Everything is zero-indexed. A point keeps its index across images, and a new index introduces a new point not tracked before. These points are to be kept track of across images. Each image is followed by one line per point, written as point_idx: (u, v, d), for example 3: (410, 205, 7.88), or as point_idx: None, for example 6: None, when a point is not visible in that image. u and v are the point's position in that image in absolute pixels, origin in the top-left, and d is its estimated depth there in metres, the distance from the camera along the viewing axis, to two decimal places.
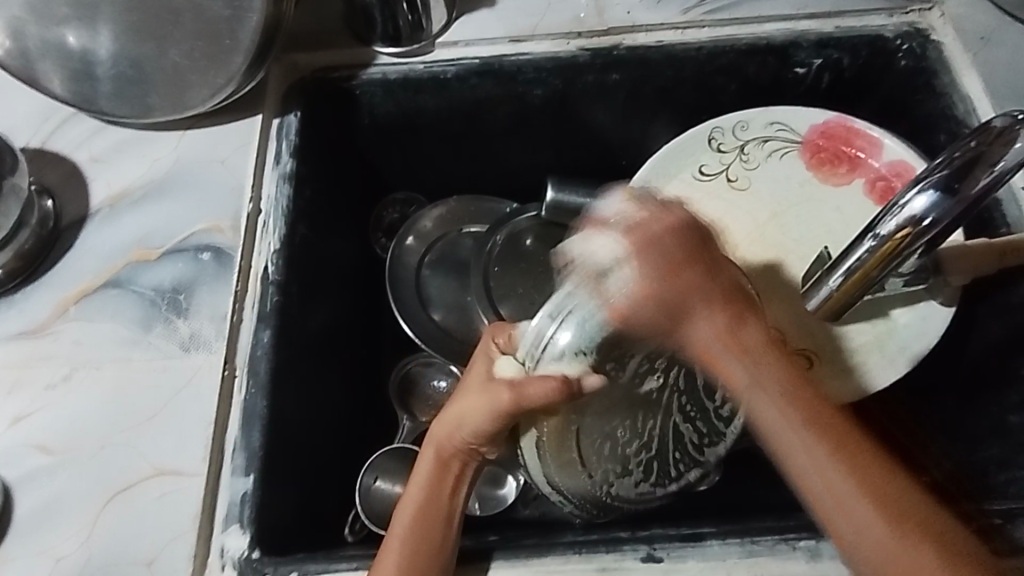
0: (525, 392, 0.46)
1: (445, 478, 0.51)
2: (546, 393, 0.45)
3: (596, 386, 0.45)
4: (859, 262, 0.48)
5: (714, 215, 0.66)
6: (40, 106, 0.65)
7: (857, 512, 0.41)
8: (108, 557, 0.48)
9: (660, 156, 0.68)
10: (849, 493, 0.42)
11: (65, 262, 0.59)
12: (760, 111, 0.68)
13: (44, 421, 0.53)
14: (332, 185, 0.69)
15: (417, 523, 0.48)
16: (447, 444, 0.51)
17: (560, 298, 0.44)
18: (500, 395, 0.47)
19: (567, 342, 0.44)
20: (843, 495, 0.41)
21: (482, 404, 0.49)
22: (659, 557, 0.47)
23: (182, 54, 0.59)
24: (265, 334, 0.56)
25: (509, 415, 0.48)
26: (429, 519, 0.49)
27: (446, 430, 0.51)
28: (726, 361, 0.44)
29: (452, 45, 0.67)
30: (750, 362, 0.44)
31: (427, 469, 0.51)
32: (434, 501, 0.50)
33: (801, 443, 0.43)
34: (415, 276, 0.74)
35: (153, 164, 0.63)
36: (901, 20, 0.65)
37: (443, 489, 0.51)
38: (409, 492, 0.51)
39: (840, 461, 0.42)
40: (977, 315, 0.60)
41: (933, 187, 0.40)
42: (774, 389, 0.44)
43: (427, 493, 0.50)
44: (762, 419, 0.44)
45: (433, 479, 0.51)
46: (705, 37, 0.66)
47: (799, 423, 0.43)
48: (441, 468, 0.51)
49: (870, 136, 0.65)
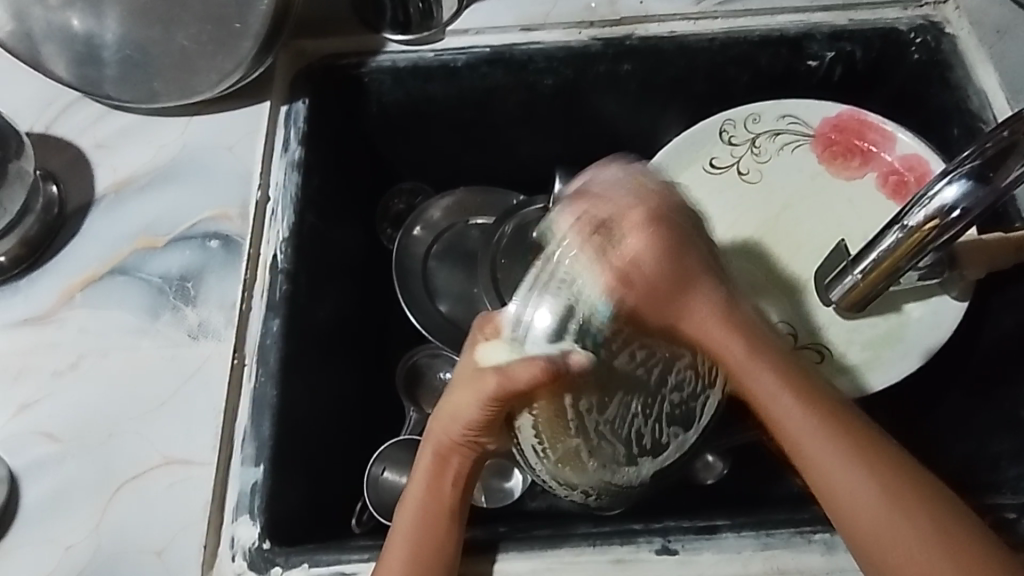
0: (510, 376, 0.42)
1: (445, 473, 0.48)
2: (529, 380, 0.42)
3: (584, 365, 0.42)
4: (887, 251, 0.48)
5: (727, 208, 0.66)
6: (44, 91, 0.64)
7: (852, 472, 0.44)
8: (117, 546, 0.48)
9: (674, 148, 0.67)
10: (843, 466, 0.44)
11: (68, 249, 0.58)
12: (772, 103, 0.67)
13: (49, 410, 0.52)
14: (340, 174, 0.68)
15: (420, 520, 0.47)
16: (442, 436, 0.48)
17: (532, 276, 0.43)
18: (486, 383, 0.43)
19: (550, 330, 0.42)
20: (864, 514, 0.43)
21: (472, 396, 0.44)
22: (674, 549, 0.47)
23: (190, 38, 0.58)
24: (275, 321, 0.55)
25: (502, 403, 0.44)
26: (429, 518, 0.47)
27: (442, 425, 0.47)
28: (756, 371, 0.47)
29: (462, 33, 0.66)
30: (802, 423, 0.46)
31: (426, 466, 0.48)
32: (437, 496, 0.48)
33: (842, 455, 0.44)
34: (421, 267, 0.73)
35: (160, 151, 0.62)
36: (915, 12, 0.64)
37: (442, 486, 0.48)
38: (413, 490, 0.48)
39: (885, 484, 0.43)
40: (990, 307, 0.60)
41: (963, 178, 0.40)
42: (768, 353, 0.47)
43: (429, 488, 0.48)
44: (783, 405, 0.46)
45: (434, 475, 0.48)
46: (717, 27, 0.65)
47: (834, 438, 0.45)
48: (440, 461, 0.48)
49: (884, 129, 0.65)
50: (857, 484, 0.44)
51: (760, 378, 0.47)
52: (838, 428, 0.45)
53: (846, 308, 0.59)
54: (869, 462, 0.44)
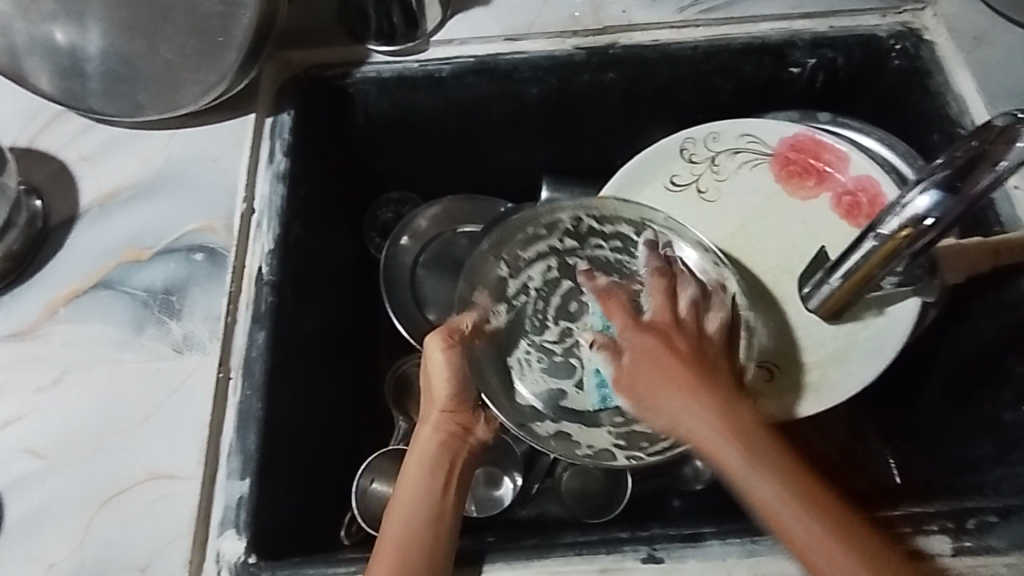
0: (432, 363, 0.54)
1: (437, 473, 0.51)
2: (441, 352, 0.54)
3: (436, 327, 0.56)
4: (864, 258, 0.48)
5: (685, 226, 0.68)
6: (28, 104, 0.64)
7: (755, 479, 0.46)
8: (101, 562, 0.47)
9: (633, 165, 0.69)
10: (790, 513, 0.44)
11: (52, 263, 0.58)
12: (732, 122, 0.68)
13: (33, 425, 0.52)
14: (326, 184, 0.68)
15: (410, 529, 0.47)
16: (426, 438, 0.52)
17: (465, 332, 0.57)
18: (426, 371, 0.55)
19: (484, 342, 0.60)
20: (816, 532, 0.43)
21: (437, 383, 0.54)
22: (660, 557, 0.47)
23: (173, 51, 0.58)
24: (260, 334, 0.55)
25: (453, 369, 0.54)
26: (420, 520, 0.48)
27: (421, 431, 0.53)
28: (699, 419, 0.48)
29: (447, 43, 0.66)
30: (762, 466, 0.46)
31: (418, 469, 0.51)
32: (427, 498, 0.49)
33: (746, 472, 0.46)
34: (410, 275, 0.74)
35: (144, 164, 0.62)
36: (895, 19, 0.65)
37: (437, 488, 0.50)
38: (403, 487, 0.50)
39: (793, 493, 0.45)
40: (970, 311, 0.60)
41: (936, 186, 0.40)
42: (703, 403, 0.48)
43: (418, 492, 0.49)
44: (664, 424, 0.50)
45: (430, 475, 0.50)
46: (700, 36, 0.66)
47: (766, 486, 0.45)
48: (432, 463, 0.51)
49: (837, 150, 0.66)
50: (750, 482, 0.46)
51: (695, 419, 0.48)
52: (724, 447, 0.47)
53: (829, 315, 0.60)
54: (770, 482, 0.45)
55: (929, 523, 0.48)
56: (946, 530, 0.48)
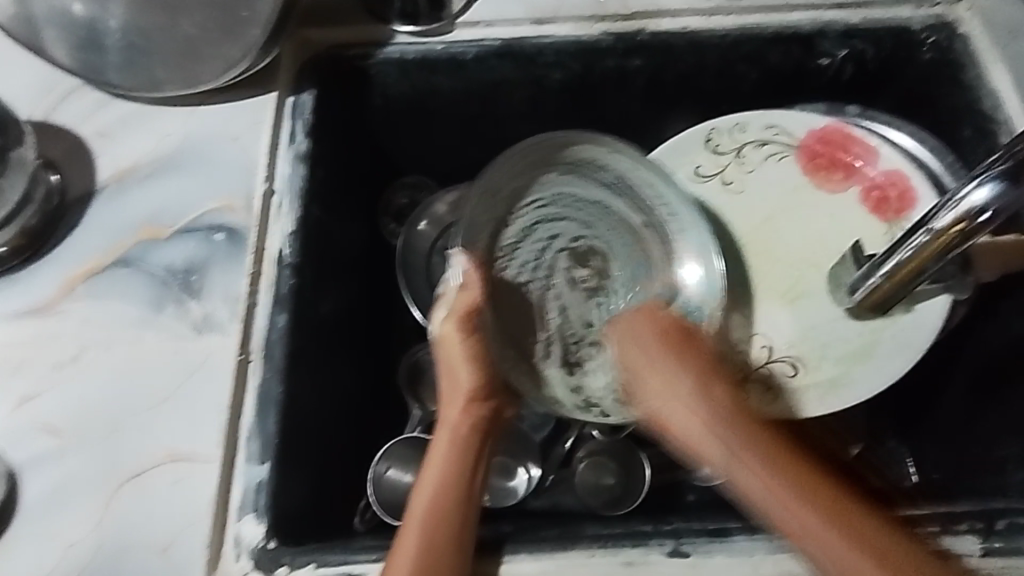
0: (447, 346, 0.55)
1: (465, 455, 0.52)
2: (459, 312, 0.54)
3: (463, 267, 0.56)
4: (912, 253, 0.47)
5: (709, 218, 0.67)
6: (43, 78, 0.63)
7: (779, 497, 0.46)
8: (120, 543, 0.47)
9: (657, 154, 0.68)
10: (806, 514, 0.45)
11: (68, 240, 0.57)
12: (760, 113, 0.67)
13: (50, 403, 0.51)
14: (347, 166, 0.67)
15: (432, 513, 0.48)
16: (449, 419, 0.53)
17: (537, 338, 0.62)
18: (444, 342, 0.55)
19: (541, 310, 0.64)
20: (820, 534, 0.44)
21: (462, 361, 0.54)
22: (686, 552, 0.47)
23: (194, 25, 0.56)
24: (281, 317, 0.54)
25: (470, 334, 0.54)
26: (446, 507, 0.48)
27: (444, 409, 0.54)
28: (718, 435, 0.51)
29: (472, 25, 0.65)
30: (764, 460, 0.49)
31: (441, 457, 0.51)
32: (452, 488, 0.49)
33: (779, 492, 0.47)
34: (426, 261, 0.72)
35: (163, 141, 0.61)
36: (928, 11, 0.64)
37: (461, 472, 0.51)
38: (426, 477, 0.50)
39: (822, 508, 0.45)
40: (999, 308, 0.59)
41: (993, 180, 0.39)
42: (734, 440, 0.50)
43: (441, 480, 0.50)
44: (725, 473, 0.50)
45: (450, 461, 0.51)
46: (730, 24, 0.65)
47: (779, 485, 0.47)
48: (452, 445, 0.52)
49: (867, 143, 0.66)
50: (785, 505, 0.46)
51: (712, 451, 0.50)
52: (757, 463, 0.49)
53: (866, 308, 0.60)
54: (795, 497, 0.46)
55: (960, 523, 0.48)
56: (974, 530, 0.47)
